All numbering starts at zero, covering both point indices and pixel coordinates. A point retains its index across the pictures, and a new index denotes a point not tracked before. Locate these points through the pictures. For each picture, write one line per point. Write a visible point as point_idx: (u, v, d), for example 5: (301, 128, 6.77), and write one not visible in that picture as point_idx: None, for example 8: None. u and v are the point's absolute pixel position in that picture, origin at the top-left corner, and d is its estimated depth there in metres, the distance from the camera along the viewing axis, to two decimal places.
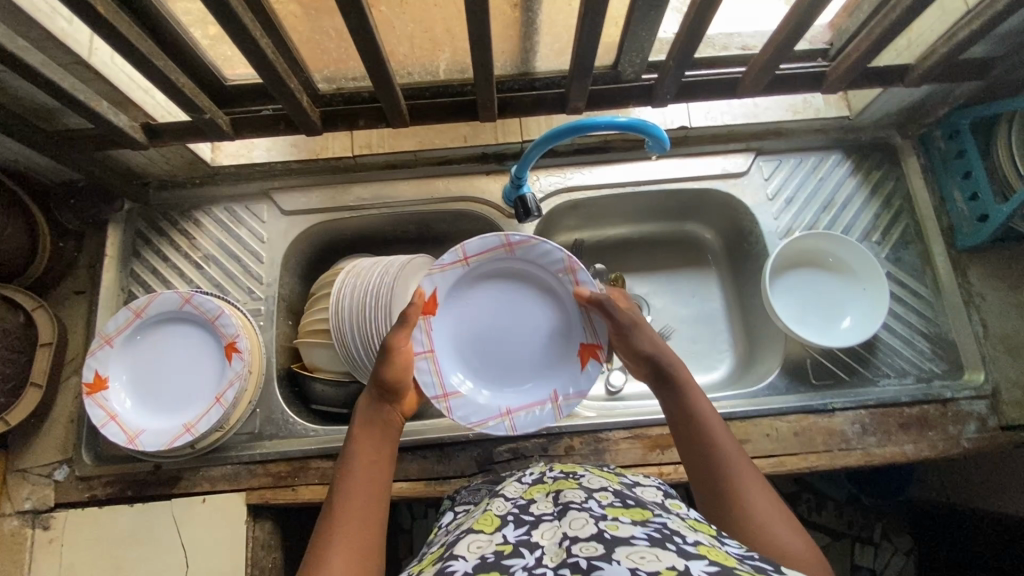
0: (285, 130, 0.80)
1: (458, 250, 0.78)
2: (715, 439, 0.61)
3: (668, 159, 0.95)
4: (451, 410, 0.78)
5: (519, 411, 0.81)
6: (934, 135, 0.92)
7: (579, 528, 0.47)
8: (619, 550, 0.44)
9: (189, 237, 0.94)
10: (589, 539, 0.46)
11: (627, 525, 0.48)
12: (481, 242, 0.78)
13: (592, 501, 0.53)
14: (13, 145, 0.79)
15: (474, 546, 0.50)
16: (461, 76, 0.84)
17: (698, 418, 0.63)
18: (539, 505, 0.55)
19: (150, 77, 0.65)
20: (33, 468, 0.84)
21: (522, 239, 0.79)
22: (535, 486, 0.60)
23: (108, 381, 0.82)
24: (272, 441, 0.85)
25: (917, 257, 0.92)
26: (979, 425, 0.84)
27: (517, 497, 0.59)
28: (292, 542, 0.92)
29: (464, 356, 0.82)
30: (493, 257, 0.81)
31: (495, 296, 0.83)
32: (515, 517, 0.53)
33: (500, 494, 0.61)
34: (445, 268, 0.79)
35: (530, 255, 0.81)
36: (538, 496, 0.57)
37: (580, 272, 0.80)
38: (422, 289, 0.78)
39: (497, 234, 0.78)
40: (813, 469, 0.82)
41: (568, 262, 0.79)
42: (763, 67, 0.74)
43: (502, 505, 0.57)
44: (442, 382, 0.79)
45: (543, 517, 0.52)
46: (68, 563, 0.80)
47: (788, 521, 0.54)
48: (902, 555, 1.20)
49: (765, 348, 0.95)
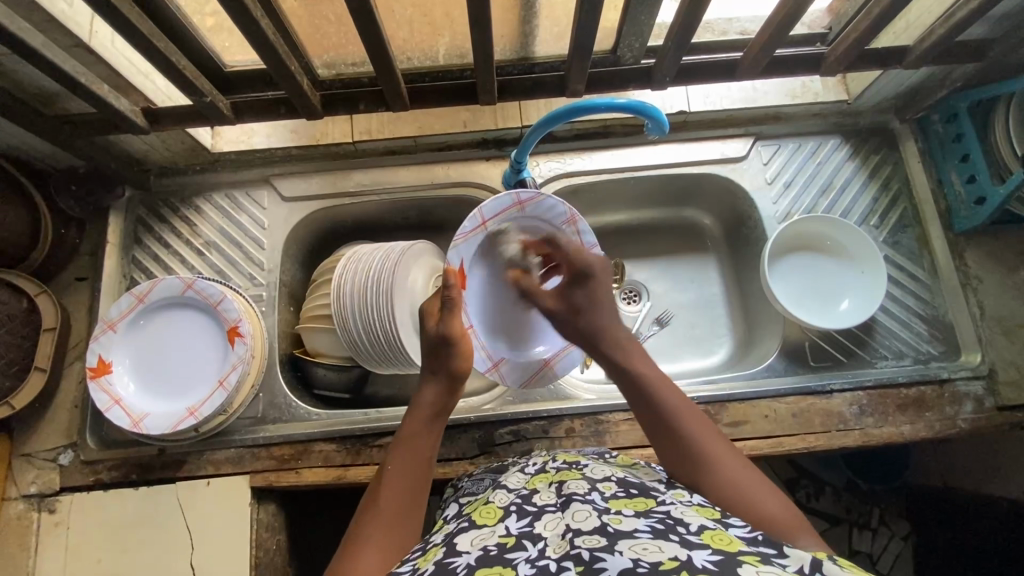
0: (286, 114, 0.80)
1: (475, 215, 0.81)
2: (680, 416, 0.64)
3: (667, 144, 0.96)
4: (502, 376, 0.85)
5: (558, 360, 0.87)
6: (933, 118, 0.92)
7: (582, 521, 0.49)
8: (622, 542, 0.45)
9: (191, 223, 0.94)
10: (592, 532, 0.47)
11: (630, 518, 0.49)
12: (495, 204, 0.81)
13: (595, 492, 0.54)
14: (14, 130, 0.79)
15: (479, 539, 0.51)
16: (460, 61, 0.84)
17: (657, 394, 0.66)
18: (542, 496, 0.56)
19: (150, 58, 0.65)
20: (38, 452, 0.85)
21: (530, 195, 0.82)
22: (538, 476, 0.62)
23: (111, 365, 0.82)
24: (275, 425, 0.86)
25: (915, 240, 0.93)
26: (975, 406, 0.84)
27: (520, 487, 0.60)
28: (295, 526, 0.93)
29: (500, 324, 0.87)
30: (507, 218, 0.83)
31: (513, 255, 0.86)
32: (518, 508, 0.55)
33: (503, 484, 0.63)
34: (467, 237, 0.82)
35: (538, 212, 0.84)
36: (540, 486, 0.59)
37: (581, 223, 0.83)
38: (451, 264, 0.80)
39: (507, 194, 0.80)
40: (812, 450, 0.83)
41: (570, 214, 0.83)
42: (761, 48, 0.74)
43: (505, 497, 0.59)
44: (490, 354, 0.85)
45: (546, 508, 0.53)
46: (74, 546, 0.81)
47: (774, 494, 0.58)
48: (898, 540, 1.20)
49: (764, 331, 0.96)
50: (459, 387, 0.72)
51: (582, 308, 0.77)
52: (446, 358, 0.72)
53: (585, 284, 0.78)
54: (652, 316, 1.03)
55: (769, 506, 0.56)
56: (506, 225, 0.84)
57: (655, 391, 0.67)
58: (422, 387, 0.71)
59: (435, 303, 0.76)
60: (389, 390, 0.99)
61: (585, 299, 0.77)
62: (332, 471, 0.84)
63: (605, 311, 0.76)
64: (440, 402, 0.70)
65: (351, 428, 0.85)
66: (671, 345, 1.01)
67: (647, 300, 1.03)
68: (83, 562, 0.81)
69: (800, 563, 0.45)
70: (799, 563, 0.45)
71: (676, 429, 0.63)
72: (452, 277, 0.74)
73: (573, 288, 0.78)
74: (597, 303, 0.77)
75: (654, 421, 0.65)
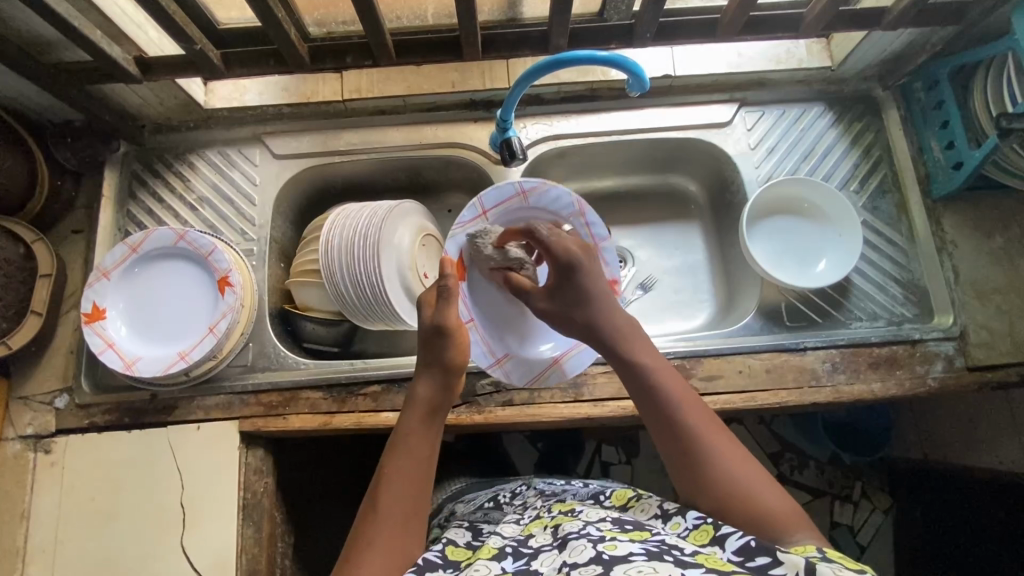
0: (275, 67, 0.82)
1: (475, 205, 0.86)
2: (680, 412, 0.62)
3: (652, 107, 0.97)
4: (507, 373, 0.86)
5: (566, 358, 0.87)
6: (915, 87, 0.93)
7: (578, 554, 0.51)
8: (618, 567, 0.48)
9: (184, 179, 0.96)
10: (588, 562, 0.50)
11: (624, 543, 0.52)
12: (496, 192, 0.86)
13: (590, 527, 0.57)
14: (11, 80, 0.81)
15: (474, 572, 0.54)
16: (448, 20, 0.86)
17: (660, 389, 0.64)
18: (538, 538, 0.60)
19: (141, 2, 0.67)
20: (34, 396, 0.88)
21: (533, 185, 0.86)
22: (533, 522, 0.65)
23: (106, 312, 0.85)
24: (264, 373, 0.89)
25: (893, 206, 0.95)
26: (946, 365, 0.86)
27: (515, 534, 0.63)
28: (284, 474, 0.96)
29: (499, 321, 0.89)
30: (510, 207, 0.87)
31: None
32: (514, 550, 0.58)
33: (498, 532, 0.65)
34: (468, 226, 0.86)
35: (542, 204, 0.88)
36: (536, 530, 0.62)
37: (587, 212, 0.87)
38: (450, 253, 0.85)
39: (511, 183, 0.86)
40: (784, 405, 0.85)
41: (577, 204, 0.87)
42: (738, 6, 0.75)
43: (501, 540, 0.62)
44: (492, 350, 0.86)
45: (541, 549, 0.57)
46: (69, 485, 0.84)
47: (768, 485, 0.57)
48: (879, 513, 1.23)
49: (743, 293, 0.99)
50: (455, 380, 0.72)
51: (574, 302, 0.74)
52: (442, 350, 0.72)
53: (576, 275, 0.74)
54: (636, 281, 1.05)
55: (771, 504, 0.56)
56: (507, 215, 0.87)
57: (655, 383, 0.65)
58: (416, 385, 0.71)
59: (433, 292, 0.77)
60: (378, 347, 1.02)
61: (577, 292, 0.74)
62: (318, 418, 0.86)
63: (599, 300, 0.73)
64: (436, 397, 0.70)
65: (338, 377, 0.88)
66: (654, 308, 1.03)
67: (632, 265, 1.05)
68: (78, 501, 0.84)
69: (796, 569, 0.46)
70: (794, 569, 0.46)
71: (679, 428, 0.61)
72: (451, 267, 0.76)
73: (562, 283, 0.75)
74: (590, 295, 0.73)
75: (655, 417, 0.63)
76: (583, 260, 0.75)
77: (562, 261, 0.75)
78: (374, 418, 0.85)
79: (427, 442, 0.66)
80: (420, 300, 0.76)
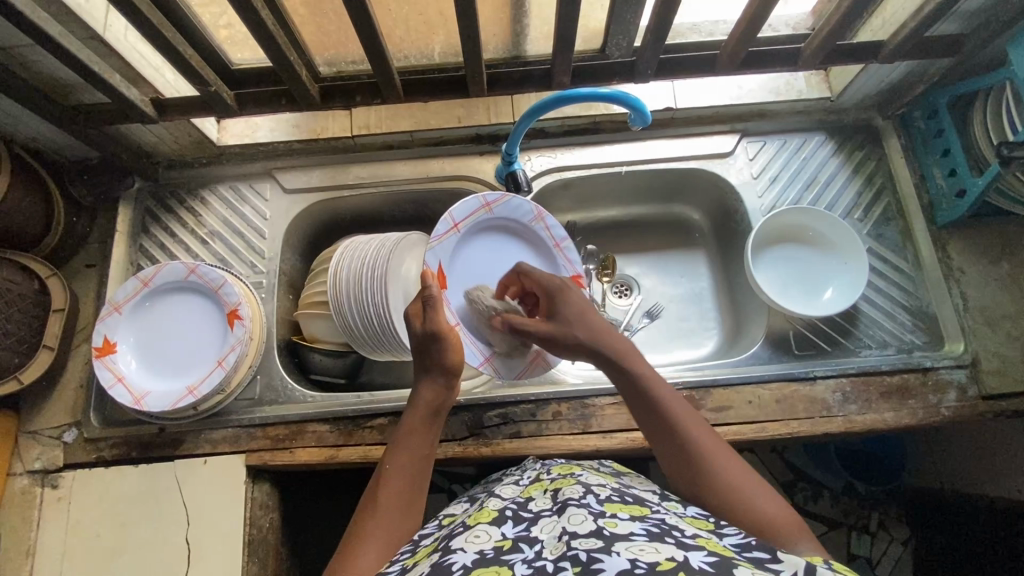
0: (286, 106, 0.84)
1: (446, 219, 0.84)
2: (685, 427, 0.62)
3: (655, 139, 0.99)
4: (496, 369, 0.86)
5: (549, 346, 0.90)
6: (914, 116, 0.95)
7: (578, 523, 0.49)
8: (618, 544, 0.46)
9: (195, 214, 0.98)
10: (589, 534, 0.48)
11: (625, 522, 0.50)
12: (464, 206, 0.85)
13: (590, 496, 0.55)
14: (33, 122, 0.84)
15: (473, 540, 0.53)
16: (455, 59, 0.89)
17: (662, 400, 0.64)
18: (538, 502, 0.58)
19: (160, 49, 0.71)
20: (43, 430, 0.88)
21: (496, 196, 0.88)
22: (533, 485, 0.63)
23: (116, 345, 0.86)
24: (272, 406, 0.89)
25: (898, 233, 0.95)
26: (959, 394, 0.85)
27: (515, 496, 0.61)
28: (289, 508, 0.94)
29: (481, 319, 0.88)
30: (477, 218, 0.88)
31: (485, 251, 0.90)
32: (513, 514, 0.56)
33: (497, 494, 0.63)
34: (441, 239, 0.85)
35: (505, 212, 0.90)
36: (536, 494, 0.60)
37: (548, 218, 0.92)
38: (429, 265, 0.82)
39: (475, 196, 0.86)
40: (795, 435, 0.84)
41: (537, 211, 0.91)
42: (736, 43, 0.77)
43: (499, 503, 0.60)
44: (480, 349, 0.85)
45: (541, 514, 0.55)
46: (74, 519, 0.84)
47: (764, 491, 0.58)
48: (898, 545, 1.18)
49: (750, 321, 0.98)
50: (456, 380, 0.73)
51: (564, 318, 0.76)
52: (438, 354, 0.71)
53: (564, 297, 0.78)
54: (643, 309, 1.05)
55: (766, 511, 0.57)
56: (475, 225, 0.88)
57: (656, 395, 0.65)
58: (421, 385, 0.72)
59: (417, 305, 0.75)
60: (385, 377, 1.02)
61: (563, 309, 0.76)
62: (324, 451, 0.86)
63: (586, 315, 0.75)
64: (439, 399, 0.71)
65: (344, 410, 0.87)
66: (660, 337, 1.03)
67: (638, 293, 1.06)
68: (84, 537, 0.83)
69: (795, 568, 0.45)
70: (793, 568, 0.45)
71: (681, 444, 0.62)
72: (432, 279, 0.75)
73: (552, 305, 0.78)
74: (577, 311, 0.76)
75: (660, 438, 0.63)
76: (562, 283, 0.80)
77: (546, 288, 0.80)
78: (380, 451, 0.85)
79: (428, 440, 0.67)
80: (405, 315, 0.74)
